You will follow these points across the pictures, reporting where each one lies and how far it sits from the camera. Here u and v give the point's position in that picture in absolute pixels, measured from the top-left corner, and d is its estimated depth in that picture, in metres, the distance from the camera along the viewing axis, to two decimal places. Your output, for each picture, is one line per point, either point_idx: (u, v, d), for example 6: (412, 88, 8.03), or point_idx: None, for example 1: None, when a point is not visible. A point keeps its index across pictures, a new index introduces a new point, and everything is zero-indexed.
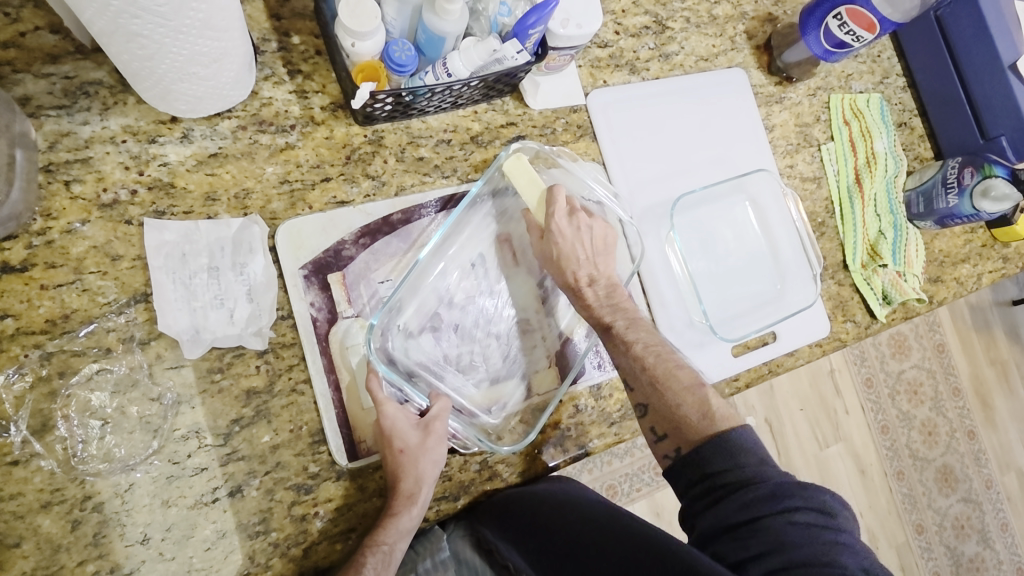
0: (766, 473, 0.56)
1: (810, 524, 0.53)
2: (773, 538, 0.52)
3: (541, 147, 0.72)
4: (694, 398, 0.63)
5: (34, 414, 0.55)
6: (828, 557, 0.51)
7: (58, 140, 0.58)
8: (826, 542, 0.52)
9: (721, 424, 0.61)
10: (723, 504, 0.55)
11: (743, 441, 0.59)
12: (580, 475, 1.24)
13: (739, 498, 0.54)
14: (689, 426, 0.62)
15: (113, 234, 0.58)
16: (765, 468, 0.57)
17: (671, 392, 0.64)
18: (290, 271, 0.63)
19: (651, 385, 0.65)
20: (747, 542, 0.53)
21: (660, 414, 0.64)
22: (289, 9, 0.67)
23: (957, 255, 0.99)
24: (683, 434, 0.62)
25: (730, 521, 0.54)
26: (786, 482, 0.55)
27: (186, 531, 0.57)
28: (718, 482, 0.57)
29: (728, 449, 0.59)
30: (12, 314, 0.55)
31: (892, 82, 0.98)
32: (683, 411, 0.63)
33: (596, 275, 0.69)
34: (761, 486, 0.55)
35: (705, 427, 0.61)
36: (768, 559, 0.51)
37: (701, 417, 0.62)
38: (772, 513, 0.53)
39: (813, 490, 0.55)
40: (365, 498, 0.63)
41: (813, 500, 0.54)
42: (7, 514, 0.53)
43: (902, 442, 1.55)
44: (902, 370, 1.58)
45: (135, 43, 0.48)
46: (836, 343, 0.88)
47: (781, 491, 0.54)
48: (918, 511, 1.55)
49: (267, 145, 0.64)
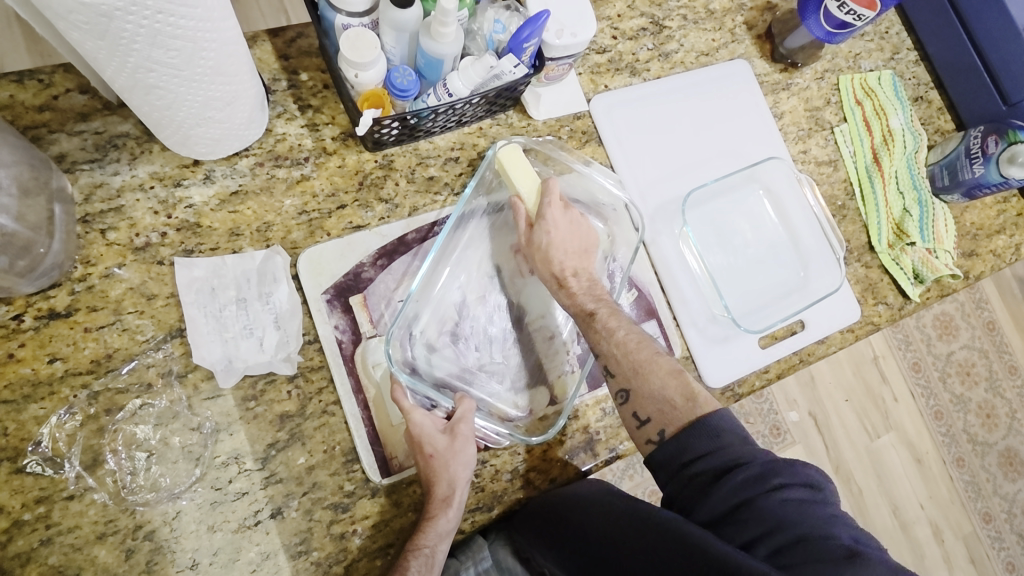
0: (749, 453, 0.57)
1: (800, 500, 0.53)
2: (766, 520, 0.52)
3: (530, 141, 0.74)
4: (677, 381, 0.63)
5: (86, 450, 0.58)
6: (824, 530, 0.51)
7: (93, 192, 0.62)
8: (819, 516, 0.52)
9: (703, 407, 0.61)
10: (715, 490, 0.55)
11: (724, 424, 0.59)
12: (621, 482, 1.23)
13: (729, 482, 0.54)
14: (673, 411, 0.61)
15: (148, 275, 0.62)
16: (748, 447, 0.58)
17: (655, 376, 0.63)
18: (313, 296, 0.65)
19: (633, 370, 0.64)
20: (745, 526, 0.53)
21: (644, 399, 0.63)
22: (296, 49, 0.70)
23: (991, 226, 0.95)
24: (667, 417, 0.61)
25: (725, 508, 0.54)
26: (769, 461, 0.55)
27: (231, 555, 0.59)
28: (702, 469, 0.57)
29: (710, 430, 0.58)
30: (60, 357, 0.58)
31: (904, 57, 0.96)
32: (669, 394, 0.62)
33: (583, 268, 0.70)
34: (748, 467, 0.55)
35: (689, 410, 0.61)
36: (768, 539, 0.52)
37: (684, 399, 0.62)
38: (762, 493, 0.54)
39: (798, 466, 0.56)
40: (401, 513, 0.64)
41: (798, 476, 0.55)
42: (67, 546, 0.56)
43: (958, 427, 1.48)
44: (951, 351, 1.51)
45: (152, 94, 0.52)
46: (869, 327, 0.85)
47: (767, 470, 0.55)
48: (983, 499, 1.48)
49: (284, 178, 0.67)
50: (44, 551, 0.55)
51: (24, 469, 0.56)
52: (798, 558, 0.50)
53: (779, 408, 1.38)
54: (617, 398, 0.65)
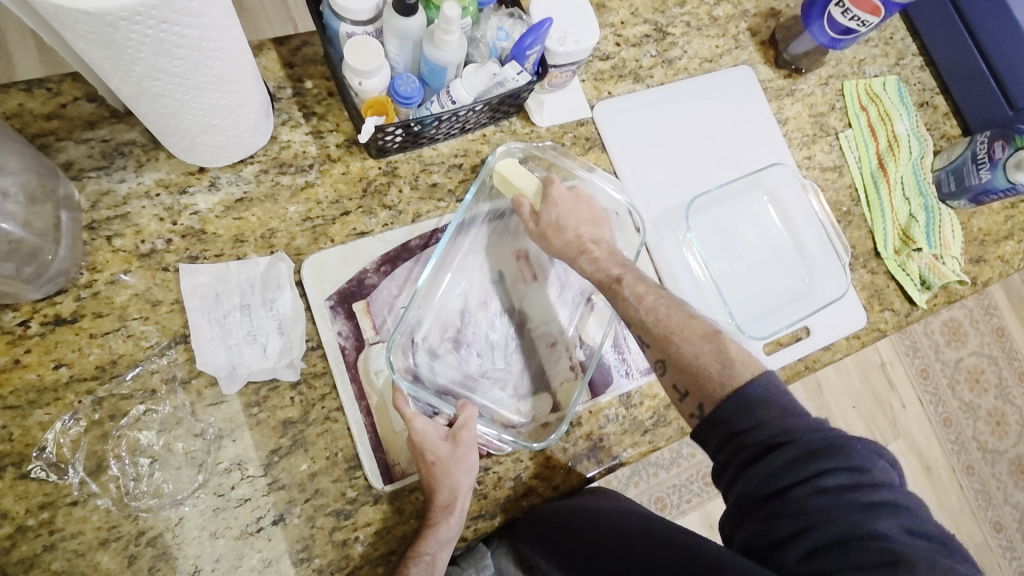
0: (789, 430, 0.52)
1: (842, 489, 0.48)
2: (799, 515, 0.48)
3: (529, 145, 0.74)
4: (710, 350, 0.60)
5: (90, 456, 0.58)
6: (866, 527, 0.46)
7: (100, 199, 0.62)
8: (863, 508, 0.47)
9: (742, 370, 0.57)
10: (748, 476, 0.52)
11: (766, 391, 0.55)
12: (627, 489, 1.23)
13: (763, 468, 0.51)
14: (709, 380, 0.59)
15: (153, 281, 0.62)
16: (791, 422, 0.53)
17: (688, 342, 0.61)
18: (317, 303, 0.65)
19: (665, 338, 0.62)
20: (777, 521, 0.49)
21: (679, 370, 0.61)
22: (301, 57, 0.71)
23: (999, 232, 0.94)
24: (703, 388, 0.59)
25: (758, 498, 0.51)
26: (811, 442, 0.50)
27: (233, 561, 0.59)
28: (738, 449, 0.54)
29: (747, 404, 0.55)
30: (66, 363, 0.59)
31: (909, 62, 0.96)
32: (702, 364, 0.60)
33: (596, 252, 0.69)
34: (785, 452, 0.50)
35: (724, 376, 0.58)
36: (800, 538, 0.48)
37: (717, 368, 0.59)
38: (796, 482, 0.49)
39: (843, 448, 0.50)
40: (402, 520, 0.64)
41: (845, 459, 0.49)
42: (70, 552, 0.56)
43: (967, 434, 1.47)
44: (960, 358, 1.50)
45: (158, 103, 0.52)
46: (875, 334, 0.85)
47: (807, 455, 0.50)
48: (994, 508, 1.46)
49: (289, 185, 0.68)
50: (47, 556, 0.55)
51: (29, 474, 0.56)
52: (832, 560, 0.46)
53: None
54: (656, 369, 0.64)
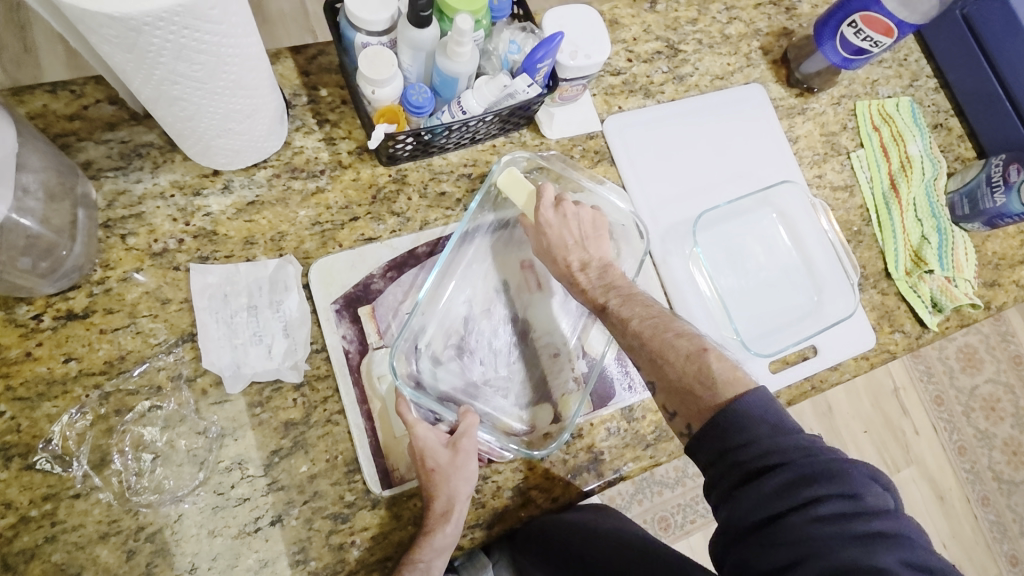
0: (786, 451, 0.51)
1: (842, 518, 0.47)
2: (797, 541, 0.47)
3: (534, 154, 0.74)
4: (694, 367, 0.59)
5: (94, 450, 0.59)
6: (866, 559, 0.45)
7: (116, 199, 0.64)
8: (863, 539, 0.46)
9: (727, 391, 0.56)
10: (743, 497, 0.51)
11: (755, 408, 0.54)
12: (630, 507, 1.22)
13: (760, 490, 0.50)
14: (695, 401, 0.58)
15: (164, 279, 0.64)
16: (787, 443, 0.51)
17: (672, 362, 0.60)
18: (322, 306, 0.66)
19: (650, 361, 0.62)
20: (775, 543, 0.48)
21: (668, 392, 0.61)
22: (317, 65, 0.72)
23: (1015, 256, 0.93)
24: (690, 410, 0.58)
25: (755, 519, 0.50)
26: (808, 466, 0.49)
27: (230, 561, 0.59)
28: (733, 466, 0.52)
29: (738, 424, 0.53)
30: (75, 357, 0.60)
31: (924, 84, 0.96)
32: (687, 382, 0.59)
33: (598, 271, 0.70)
34: (781, 476, 0.50)
35: (709, 398, 0.57)
36: (799, 563, 0.47)
37: (702, 386, 0.58)
38: (794, 507, 0.48)
39: (843, 474, 0.49)
40: (400, 526, 0.64)
41: (841, 487, 0.48)
42: (70, 544, 0.56)
43: (983, 464, 1.43)
44: (976, 385, 1.47)
45: (176, 106, 0.53)
46: (884, 356, 0.84)
47: (805, 479, 0.49)
48: (1010, 541, 1.41)
49: (300, 190, 0.69)
50: (48, 548, 0.56)
51: (34, 466, 0.57)
52: None
53: None
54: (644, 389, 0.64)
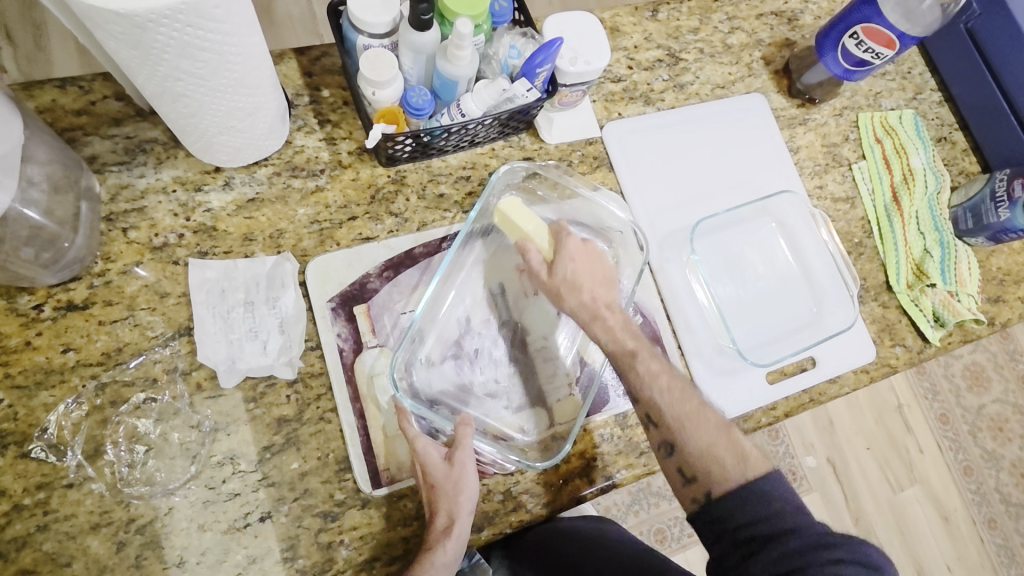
0: (801, 521, 0.57)
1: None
2: None
3: (532, 164, 0.75)
4: (724, 440, 0.62)
5: (88, 440, 0.59)
6: None
7: (119, 193, 0.65)
8: None
9: (756, 467, 0.60)
10: (762, 558, 0.55)
11: (778, 489, 0.58)
12: (627, 518, 1.21)
13: (781, 548, 0.55)
14: (722, 471, 0.60)
15: (163, 273, 0.64)
16: (803, 516, 0.57)
17: (705, 428, 0.62)
18: (318, 303, 0.67)
19: (679, 420, 0.63)
20: None
21: (692, 456, 0.61)
22: (320, 67, 0.74)
23: (1019, 273, 0.92)
24: (714, 476, 0.60)
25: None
26: (822, 531, 0.56)
27: (219, 556, 0.59)
28: (750, 534, 0.57)
29: (761, 496, 0.58)
30: (73, 347, 0.61)
31: (927, 97, 0.96)
32: (714, 449, 0.61)
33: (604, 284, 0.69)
34: (798, 537, 0.55)
35: (739, 470, 0.60)
36: None
37: (731, 459, 0.61)
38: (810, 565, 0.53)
39: (855, 543, 0.54)
40: (389, 527, 0.64)
41: (855, 554, 0.54)
42: (61, 534, 0.57)
43: (989, 485, 1.41)
44: (983, 404, 1.45)
45: (180, 102, 0.55)
46: (884, 369, 0.83)
47: (820, 542, 0.55)
48: (1017, 565, 1.39)
49: (300, 188, 0.70)
50: (39, 537, 0.56)
51: (29, 454, 0.58)
52: None
53: (797, 453, 1.33)
54: (662, 451, 0.64)
